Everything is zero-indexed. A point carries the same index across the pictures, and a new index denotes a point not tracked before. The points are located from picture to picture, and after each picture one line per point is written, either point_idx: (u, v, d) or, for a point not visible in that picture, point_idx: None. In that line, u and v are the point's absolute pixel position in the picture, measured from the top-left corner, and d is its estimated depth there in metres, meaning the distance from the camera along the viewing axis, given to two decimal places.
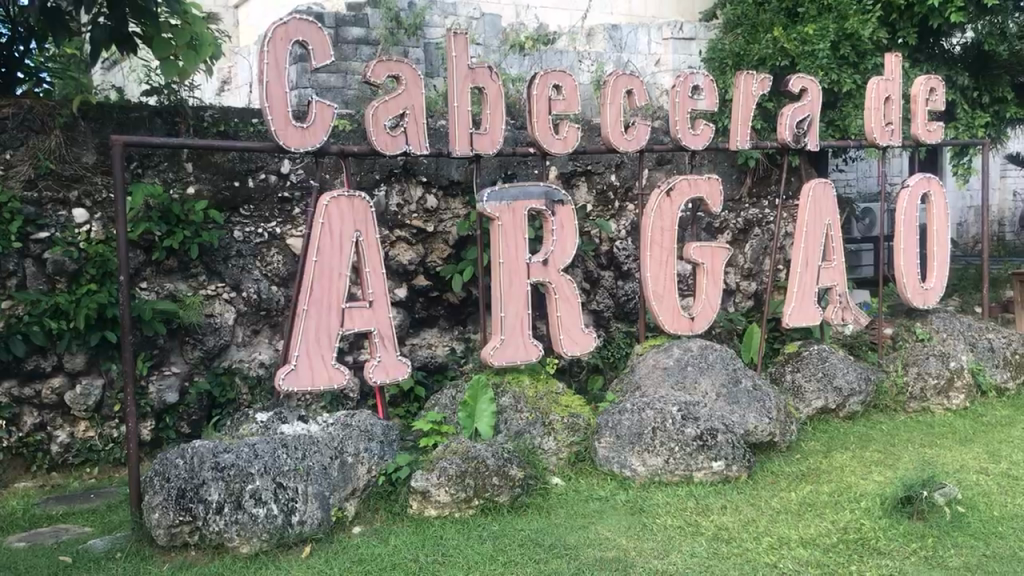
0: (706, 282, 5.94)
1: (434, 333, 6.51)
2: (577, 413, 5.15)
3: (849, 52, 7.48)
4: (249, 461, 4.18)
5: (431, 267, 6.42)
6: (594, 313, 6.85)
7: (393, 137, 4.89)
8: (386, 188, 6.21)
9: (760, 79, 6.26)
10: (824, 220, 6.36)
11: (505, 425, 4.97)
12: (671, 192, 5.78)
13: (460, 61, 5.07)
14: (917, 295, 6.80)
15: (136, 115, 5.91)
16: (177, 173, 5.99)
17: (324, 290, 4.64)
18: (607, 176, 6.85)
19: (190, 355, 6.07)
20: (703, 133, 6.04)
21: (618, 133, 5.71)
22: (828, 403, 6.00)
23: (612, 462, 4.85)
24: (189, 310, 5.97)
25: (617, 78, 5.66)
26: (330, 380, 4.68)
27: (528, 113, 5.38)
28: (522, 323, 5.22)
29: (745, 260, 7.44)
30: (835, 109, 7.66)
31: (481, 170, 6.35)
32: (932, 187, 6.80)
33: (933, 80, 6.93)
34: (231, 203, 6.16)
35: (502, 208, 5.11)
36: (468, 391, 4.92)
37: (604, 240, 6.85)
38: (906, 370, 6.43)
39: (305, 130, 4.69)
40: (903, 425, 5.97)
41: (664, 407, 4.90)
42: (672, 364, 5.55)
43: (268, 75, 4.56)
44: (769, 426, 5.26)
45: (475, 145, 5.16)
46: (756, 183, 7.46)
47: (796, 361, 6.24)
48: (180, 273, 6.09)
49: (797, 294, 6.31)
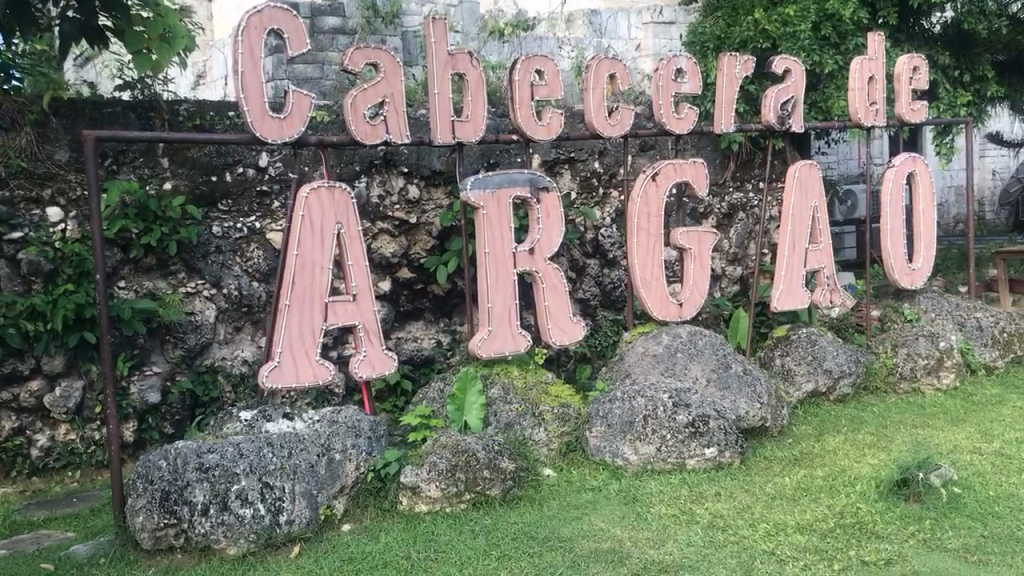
0: (694, 268, 5.87)
1: (420, 326, 6.44)
2: (567, 404, 5.07)
3: (831, 32, 7.40)
4: (234, 461, 4.09)
5: (415, 259, 6.35)
6: (580, 302, 6.80)
7: (373, 127, 4.77)
8: (367, 179, 6.13)
9: (743, 60, 6.18)
10: (810, 202, 6.30)
11: (494, 418, 4.85)
12: (656, 177, 5.70)
13: (439, 48, 4.97)
14: (904, 275, 6.76)
15: (109, 111, 5.79)
16: (153, 169, 5.87)
17: (306, 284, 4.50)
18: (590, 163, 6.78)
19: (171, 354, 5.99)
20: (687, 116, 5.96)
21: (602, 118, 5.62)
22: (818, 386, 5.94)
23: (604, 452, 4.79)
24: (168, 308, 5.88)
25: (599, 63, 5.56)
26: (315, 377, 4.54)
27: (510, 100, 5.28)
28: (510, 313, 5.12)
29: (731, 245, 7.40)
30: (817, 90, 7.62)
31: (463, 159, 6.27)
32: (917, 166, 6.75)
33: (915, 58, 6.88)
34: (208, 198, 6.04)
35: (486, 196, 5.02)
36: (457, 382, 4.80)
37: (589, 228, 6.79)
38: (895, 351, 6.39)
39: (283, 121, 4.56)
40: (894, 406, 5.94)
41: (655, 395, 4.84)
42: (661, 351, 5.49)
43: (244, 65, 4.42)
44: (760, 411, 5.19)
45: (457, 133, 5.06)
46: (740, 167, 7.40)
47: (784, 345, 6.17)
48: (159, 271, 6.00)
49: (785, 276, 6.26)
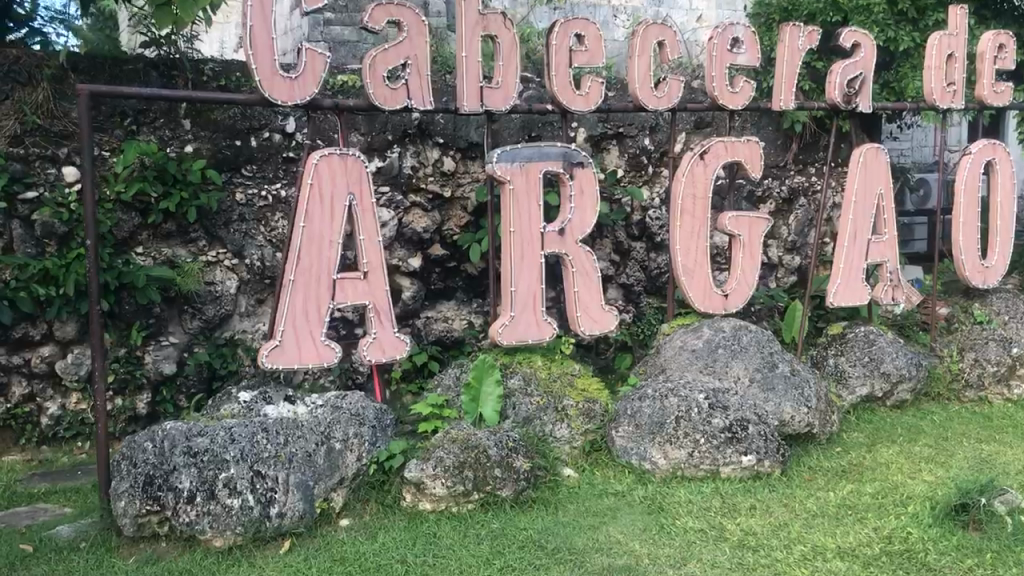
0: (741, 257, 5.40)
1: (451, 306, 6.07)
2: (594, 399, 4.68)
3: (908, 7, 6.83)
4: (224, 446, 3.78)
5: (448, 235, 6.00)
6: (623, 287, 6.39)
7: (393, 91, 4.40)
8: (400, 149, 5.77)
9: (807, 31, 5.64)
10: (874, 189, 5.77)
11: (512, 411, 4.48)
12: (706, 155, 5.25)
13: (470, 7, 4.58)
14: (975, 272, 6.19)
15: (130, 68, 5.52)
16: (173, 130, 5.60)
17: (313, 259, 4.16)
18: (640, 140, 6.32)
19: (189, 325, 5.72)
20: (743, 91, 5.48)
21: (647, 89, 5.17)
22: (873, 391, 5.45)
23: (631, 454, 4.40)
24: (188, 277, 5.64)
25: (648, 28, 5.10)
26: (319, 359, 4.20)
27: (547, 67, 4.87)
28: (535, 298, 4.75)
29: (789, 233, 6.90)
30: (891, 69, 7.05)
31: (503, 130, 5.87)
32: (998, 154, 6.15)
33: (1002, 36, 6.25)
34: (232, 163, 5.74)
35: (514, 170, 4.63)
36: (472, 371, 4.43)
37: (636, 208, 6.35)
38: (961, 355, 5.86)
39: (294, 82, 4.20)
40: (957, 416, 5.43)
41: (689, 395, 4.42)
42: (701, 346, 5.03)
43: (252, 18, 4.07)
44: (807, 416, 4.75)
45: (486, 100, 4.66)
46: (803, 149, 6.88)
47: (839, 344, 5.68)
48: (179, 238, 5.72)
49: (844, 268, 5.76)
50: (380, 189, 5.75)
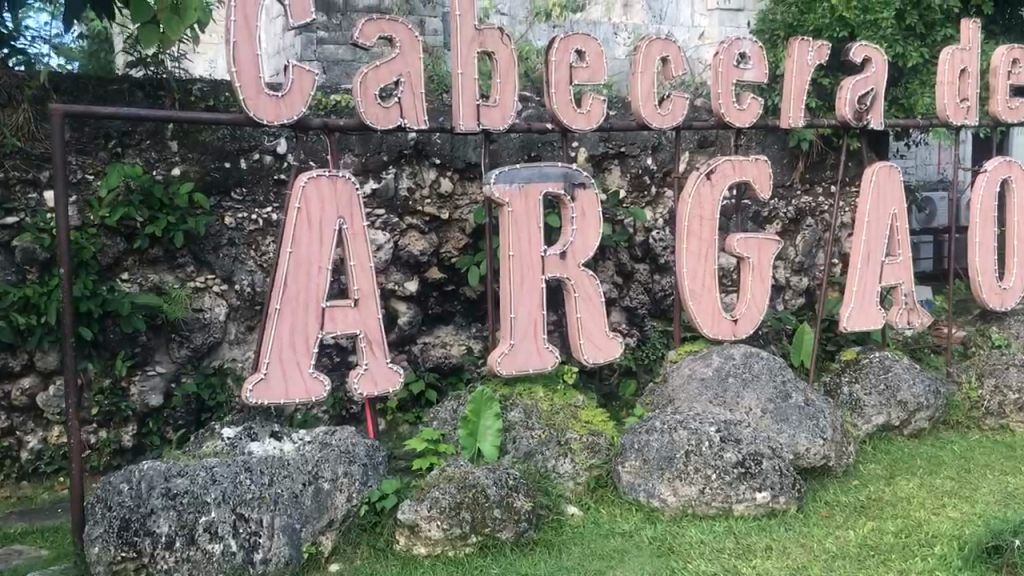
0: (751, 280, 5.18)
1: (449, 331, 5.84)
2: (598, 432, 4.44)
3: (916, 22, 6.67)
4: (205, 487, 3.55)
5: (446, 258, 5.78)
6: (627, 310, 6.16)
7: (386, 109, 4.19)
8: (396, 170, 5.57)
9: (816, 46, 5.45)
10: (888, 208, 5.55)
11: (512, 445, 4.26)
12: (712, 175, 5.04)
13: (465, 22, 4.38)
14: (993, 294, 5.96)
15: (114, 88, 5.29)
16: (160, 152, 5.39)
17: (300, 286, 3.93)
18: (643, 159, 6.12)
19: (176, 354, 5.48)
20: (750, 108, 5.28)
21: (651, 107, 4.97)
22: (890, 420, 5.21)
23: (638, 491, 4.16)
24: (175, 305, 5.41)
25: (651, 44, 4.91)
26: (307, 393, 3.96)
27: (546, 84, 4.66)
28: (536, 325, 4.51)
29: (797, 254, 6.67)
30: (899, 86, 6.86)
31: (501, 150, 5.68)
32: (1014, 172, 5.94)
33: (1017, 50, 6.03)
34: (221, 185, 5.53)
35: (513, 192, 4.41)
36: (469, 404, 4.20)
37: (639, 230, 6.13)
38: (980, 381, 5.64)
39: (281, 101, 3.98)
40: (978, 445, 5.20)
41: (700, 428, 4.19)
42: (710, 374, 4.79)
43: (237, 34, 3.86)
44: (823, 448, 4.51)
45: (483, 119, 4.45)
46: (810, 168, 6.68)
47: (853, 371, 5.44)
48: (165, 263, 5.51)
49: (857, 291, 5.53)
50: (376, 212, 5.55)
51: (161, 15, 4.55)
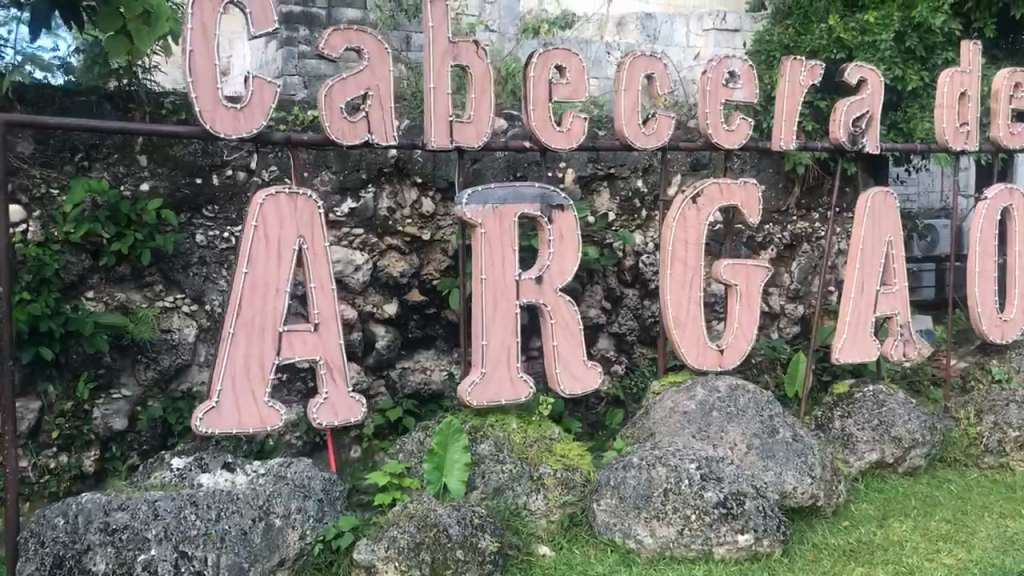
0: (738, 308, 4.95)
1: (429, 356, 5.60)
2: (574, 466, 4.21)
3: (916, 44, 6.45)
4: (146, 523, 3.31)
5: (427, 280, 5.55)
6: (615, 337, 5.93)
7: (352, 124, 4.00)
8: (375, 189, 5.32)
9: (809, 67, 5.24)
10: (883, 235, 5.34)
11: (480, 480, 4.02)
12: (698, 199, 4.84)
13: (438, 34, 4.21)
14: (994, 326, 5.71)
15: (81, 100, 5.04)
16: (128, 167, 5.04)
17: (256, 309, 3.73)
18: (632, 181, 5.92)
19: (142, 376, 5.12)
20: (739, 129, 5.09)
21: (634, 126, 4.78)
22: (884, 456, 4.96)
23: (615, 531, 3.92)
24: (141, 324, 5.06)
25: (635, 60, 4.72)
26: (262, 423, 3.75)
27: (524, 101, 4.47)
28: (509, 353, 4.29)
29: (792, 281, 6.46)
30: (898, 109, 6.66)
31: (485, 170, 5.47)
32: (1016, 199, 5.72)
33: (1020, 73, 5.83)
34: (191, 203, 5.21)
35: (486, 213, 4.21)
36: (436, 436, 3.96)
37: (628, 253, 5.90)
38: (980, 418, 5.40)
39: (240, 113, 3.79)
40: (976, 485, 4.97)
41: (679, 464, 3.95)
42: (694, 408, 4.55)
43: (193, 43, 3.68)
44: (811, 488, 4.28)
45: (456, 135, 4.26)
46: (806, 193, 6.48)
47: (846, 405, 5.19)
48: (133, 282, 5.12)
49: (851, 322, 5.30)
50: (354, 231, 5.30)
51: (133, 22, 4.30)
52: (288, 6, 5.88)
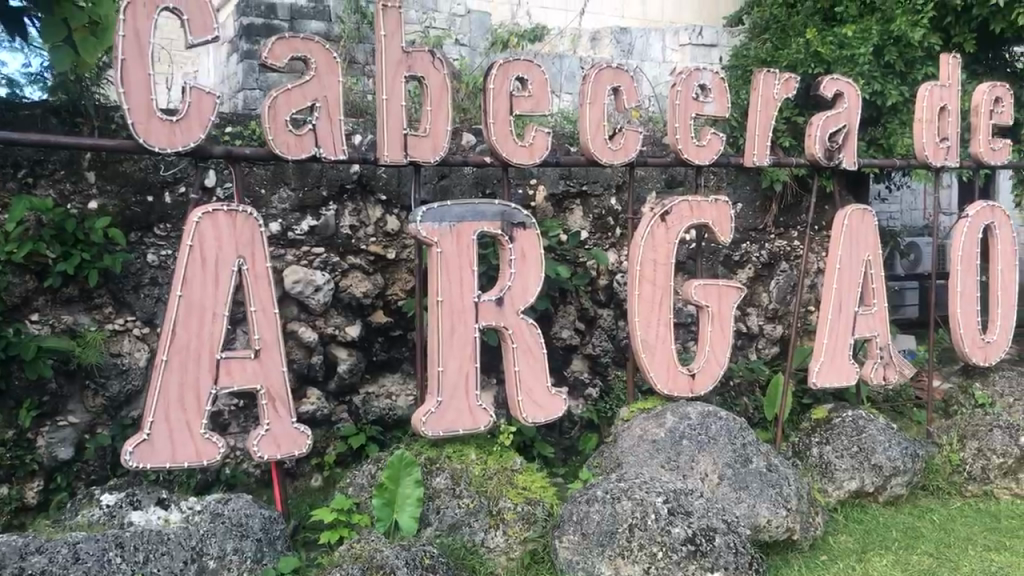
0: (711, 330, 4.74)
1: (395, 380, 5.31)
2: (536, 499, 3.99)
3: (896, 59, 6.28)
4: (66, 568, 3.05)
5: (393, 301, 5.24)
6: (589, 358, 5.68)
7: (298, 138, 3.83)
8: (337, 207, 5.01)
9: (783, 79, 5.06)
10: (862, 254, 5.16)
11: (435, 516, 3.86)
12: (667, 217, 4.64)
13: (392, 44, 4.02)
14: (976, 347, 5.52)
15: (25, 114, 4.56)
16: (75, 184, 4.55)
17: (191, 334, 3.60)
18: (606, 199, 5.71)
19: (91, 403, 4.61)
20: (710, 144, 4.90)
21: (601, 140, 4.59)
22: (864, 485, 4.75)
23: (576, 569, 3.68)
24: (89, 348, 4.51)
25: (601, 72, 4.52)
26: (197, 456, 3.62)
27: (485, 114, 4.28)
28: (467, 381, 4.08)
29: (770, 300, 6.25)
30: (878, 125, 6.50)
31: (452, 186, 5.22)
32: (997, 217, 5.54)
33: (999, 88, 5.67)
34: (142, 221, 4.71)
35: (442, 231, 4.01)
36: (385, 469, 3.77)
37: (602, 273, 5.68)
38: (962, 444, 5.21)
39: (176, 125, 3.60)
40: (958, 514, 4.77)
41: (645, 498, 3.72)
42: (663, 436, 4.33)
43: (126, 52, 3.50)
44: (786, 521, 4.06)
45: (410, 150, 4.09)
46: (784, 211, 6.29)
47: (824, 430, 4.98)
48: (81, 303, 4.61)
49: (829, 345, 5.10)
50: (314, 251, 4.97)
51: (78, 35, 4.04)
52: (249, 18, 5.69)
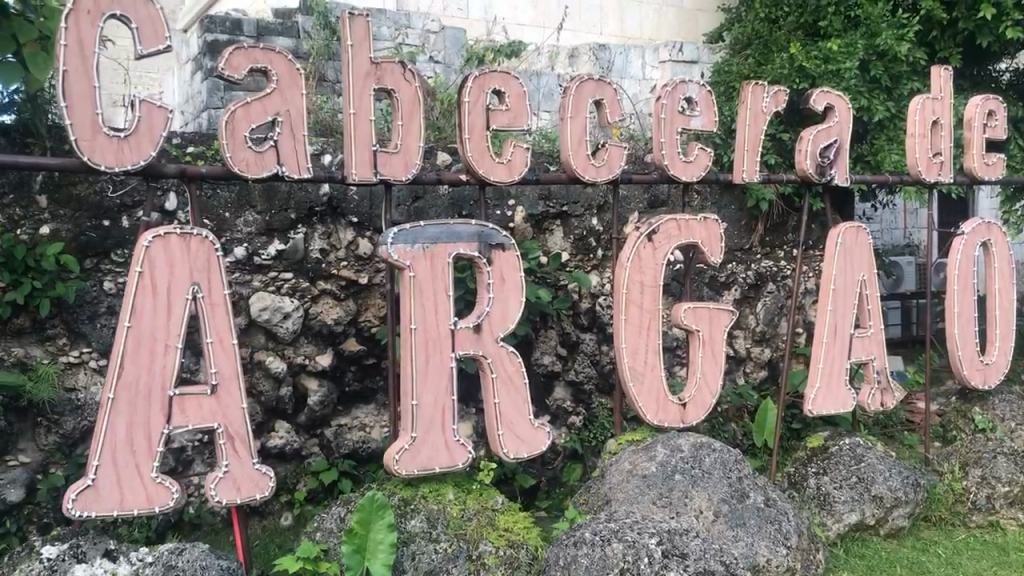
0: (701, 357, 4.50)
1: (369, 412, 5.00)
2: (519, 542, 3.71)
3: (882, 73, 6.10)
4: None
5: (365, 328, 4.95)
6: (572, 386, 5.41)
7: (258, 155, 3.55)
8: (306, 230, 4.73)
9: (772, 93, 4.85)
10: (856, 274, 4.94)
11: (410, 562, 3.56)
12: (654, 237, 4.39)
13: (360, 55, 3.78)
14: (974, 369, 5.31)
15: None
16: (25, 208, 4.21)
17: (142, 369, 3.32)
18: (587, 220, 5.46)
19: (43, 442, 4.25)
20: (698, 159, 4.67)
21: (584, 157, 4.35)
22: (864, 518, 4.50)
23: None
24: (41, 383, 4.17)
25: (582, 85, 4.30)
26: (149, 502, 3.32)
27: (460, 130, 4.03)
28: (443, 414, 3.81)
29: (757, 322, 6.01)
30: (864, 142, 6.31)
31: (427, 208, 4.97)
32: (993, 234, 5.34)
33: (991, 101, 5.50)
34: (97, 247, 4.37)
35: (415, 254, 3.75)
36: (355, 514, 3.49)
37: (584, 296, 5.42)
38: (964, 471, 5.00)
39: (124, 142, 3.32)
40: (963, 547, 4.54)
41: (637, 539, 3.46)
42: (654, 470, 4.07)
43: (69, 62, 3.22)
44: (786, 560, 3.83)
45: (380, 167, 3.83)
46: (770, 230, 6.08)
47: (822, 460, 4.74)
48: (33, 335, 4.30)
49: (823, 370, 4.87)
50: (281, 276, 4.68)
51: (28, 47, 3.78)
52: (213, 34, 5.37)
